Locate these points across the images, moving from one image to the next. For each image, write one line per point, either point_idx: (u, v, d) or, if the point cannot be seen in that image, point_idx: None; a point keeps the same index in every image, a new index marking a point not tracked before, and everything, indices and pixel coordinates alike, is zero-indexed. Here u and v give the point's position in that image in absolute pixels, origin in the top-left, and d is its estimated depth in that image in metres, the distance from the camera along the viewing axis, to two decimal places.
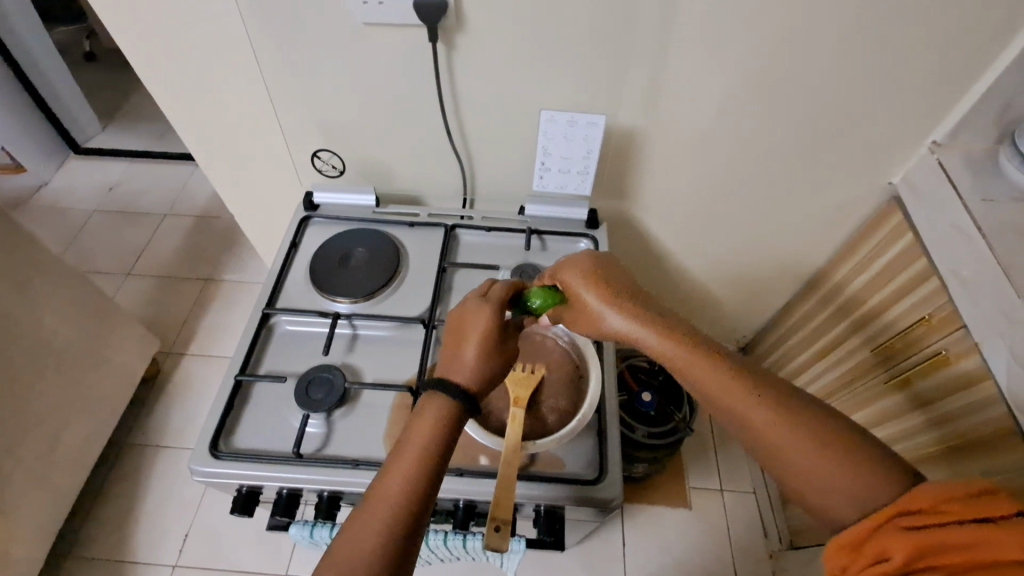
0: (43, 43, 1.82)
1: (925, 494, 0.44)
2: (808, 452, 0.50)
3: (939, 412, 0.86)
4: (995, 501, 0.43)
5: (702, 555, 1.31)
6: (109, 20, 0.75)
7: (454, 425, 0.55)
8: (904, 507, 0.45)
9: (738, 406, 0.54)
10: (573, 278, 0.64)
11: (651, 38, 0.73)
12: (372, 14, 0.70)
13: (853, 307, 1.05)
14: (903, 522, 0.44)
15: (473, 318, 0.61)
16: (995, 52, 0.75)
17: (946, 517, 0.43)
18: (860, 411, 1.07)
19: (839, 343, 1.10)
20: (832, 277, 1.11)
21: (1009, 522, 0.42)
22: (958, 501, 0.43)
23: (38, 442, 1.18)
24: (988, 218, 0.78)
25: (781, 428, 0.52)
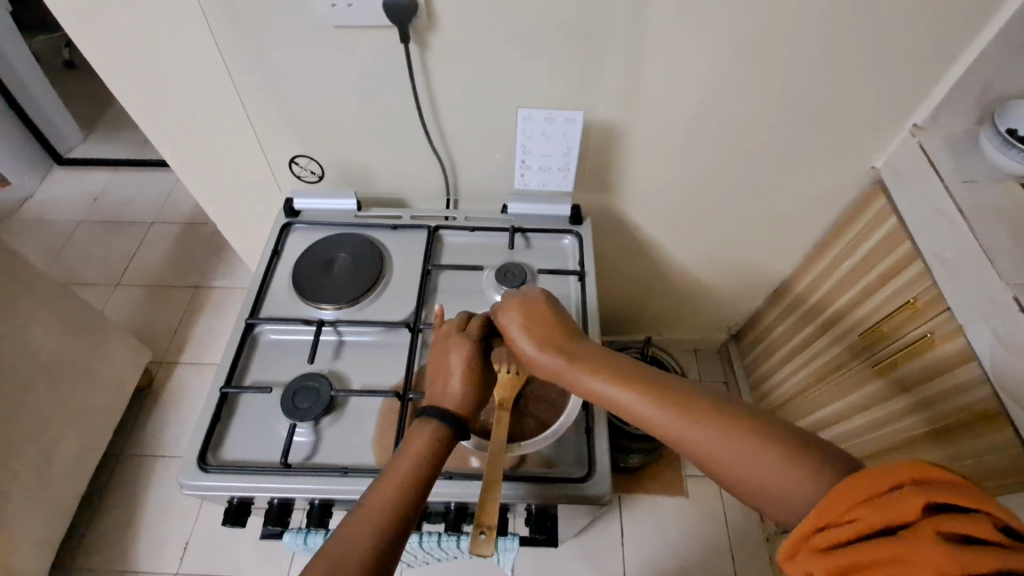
0: (19, 55, 1.79)
1: (836, 504, 0.40)
2: (753, 466, 0.46)
3: (920, 398, 0.88)
4: (901, 499, 0.38)
5: (699, 543, 1.32)
6: (75, 31, 0.74)
7: (443, 450, 0.55)
8: (823, 521, 0.40)
9: (686, 437, 0.50)
10: (509, 328, 0.63)
11: (627, 30, 0.72)
12: (343, 17, 0.69)
13: (829, 301, 1.08)
14: (820, 538, 0.40)
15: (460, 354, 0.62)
16: (970, 34, 0.74)
17: (859, 531, 0.39)
18: (834, 403, 1.09)
19: (808, 345, 1.16)
20: (796, 287, 1.19)
21: (919, 528, 0.37)
22: (866, 507, 0.39)
23: (32, 458, 1.18)
24: (970, 200, 0.78)
25: (717, 445, 0.48)
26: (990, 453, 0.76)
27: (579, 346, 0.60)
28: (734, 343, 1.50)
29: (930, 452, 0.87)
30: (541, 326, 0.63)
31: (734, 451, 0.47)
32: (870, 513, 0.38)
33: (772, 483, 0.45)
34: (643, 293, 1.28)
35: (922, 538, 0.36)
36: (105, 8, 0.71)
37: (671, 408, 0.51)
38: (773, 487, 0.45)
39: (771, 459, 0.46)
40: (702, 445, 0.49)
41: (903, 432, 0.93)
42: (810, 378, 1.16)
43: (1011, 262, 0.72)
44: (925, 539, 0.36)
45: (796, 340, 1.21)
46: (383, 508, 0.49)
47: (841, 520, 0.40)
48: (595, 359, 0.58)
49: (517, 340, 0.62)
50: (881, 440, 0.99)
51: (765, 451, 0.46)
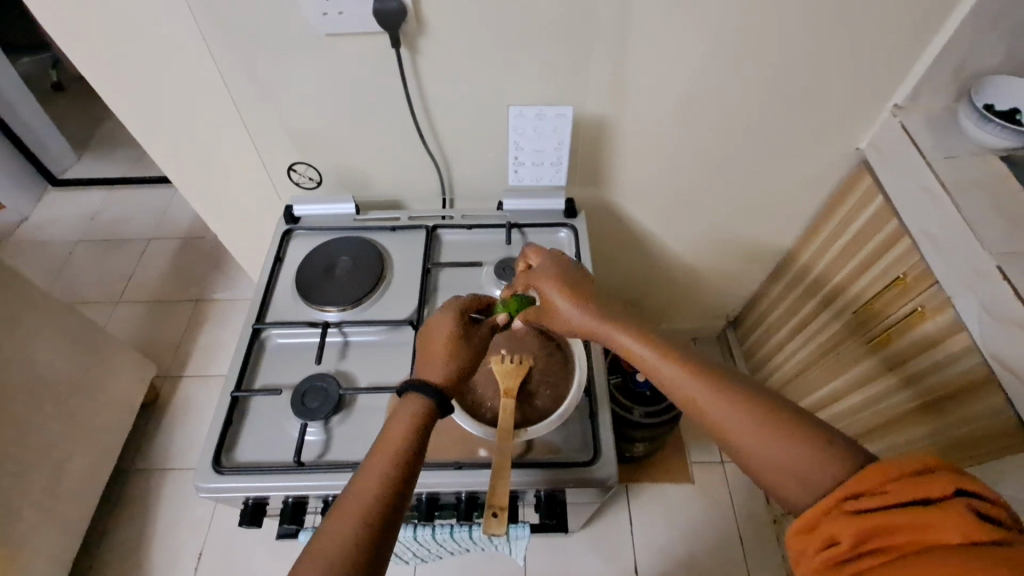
0: (10, 78, 1.81)
1: (869, 476, 0.42)
2: (747, 428, 0.49)
3: (908, 373, 0.90)
4: (936, 480, 0.40)
5: (707, 528, 1.34)
6: (73, 51, 0.76)
7: (429, 421, 0.56)
8: (851, 491, 0.42)
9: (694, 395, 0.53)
10: (547, 285, 0.67)
11: (610, 26, 0.74)
12: (334, 26, 0.71)
13: (820, 286, 1.11)
14: (850, 506, 0.41)
15: (441, 326, 0.65)
16: (944, 14, 0.77)
17: (889, 501, 0.40)
18: (829, 383, 1.12)
19: (810, 321, 1.16)
20: (800, 258, 1.17)
21: (950, 502, 0.38)
22: (900, 482, 0.40)
23: (42, 476, 1.19)
24: (952, 175, 0.80)
25: (717, 405, 0.51)
26: (977, 422, 0.78)
27: (612, 310, 0.63)
28: (732, 329, 1.52)
29: (924, 424, 0.89)
30: (576, 287, 0.66)
31: (733, 415, 0.50)
32: (904, 487, 0.40)
33: (764, 448, 0.47)
34: (640, 283, 1.30)
35: (952, 508, 0.38)
36: (100, 27, 0.73)
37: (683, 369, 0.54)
38: (758, 451, 0.48)
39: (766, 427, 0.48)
40: (703, 404, 0.52)
41: (892, 409, 0.95)
42: (810, 356, 1.17)
43: (993, 233, 0.74)
44: (955, 509, 0.38)
45: (797, 317, 1.21)
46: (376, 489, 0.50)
47: (872, 492, 0.41)
48: (626, 321, 0.61)
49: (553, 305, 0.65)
50: (871, 418, 1.01)
51: (766, 423, 0.48)
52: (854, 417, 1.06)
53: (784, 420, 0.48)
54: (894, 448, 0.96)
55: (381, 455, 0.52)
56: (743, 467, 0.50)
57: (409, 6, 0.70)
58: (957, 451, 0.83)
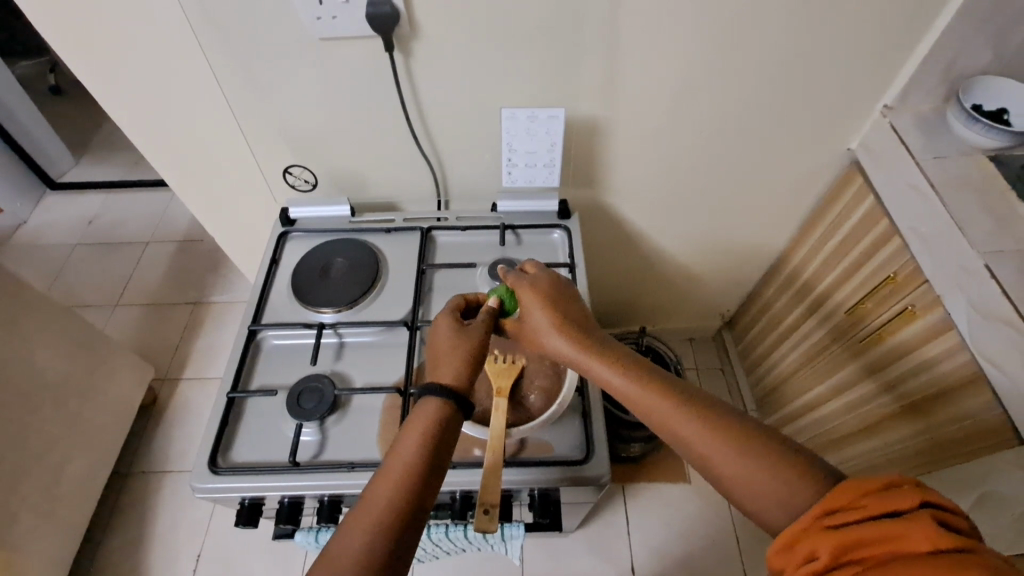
0: (8, 83, 1.81)
1: (845, 492, 0.43)
2: (732, 458, 0.49)
3: (894, 375, 0.92)
4: (904, 492, 0.41)
5: (703, 527, 1.34)
6: (69, 56, 0.76)
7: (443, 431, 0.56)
8: (829, 506, 0.43)
9: (674, 425, 0.53)
10: (526, 300, 0.66)
11: (601, 29, 0.75)
12: (327, 29, 0.72)
13: (813, 287, 1.12)
14: (829, 520, 0.42)
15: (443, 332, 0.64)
16: (932, 15, 0.77)
17: (864, 514, 0.41)
18: (820, 384, 1.12)
19: (798, 325, 1.18)
20: (791, 261, 1.19)
21: (919, 513, 0.40)
22: (874, 496, 0.42)
23: (40, 479, 1.19)
24: (941, 175, 0.81)
25: (701, 436, 0.51)
26: (964, 421, 0.78)
27: (593, 334, 0.63)
28: (728, 329, 1.53)
29: (911, 424, 0.89)
30: (557, 305, 0.65)
31: (715, 446, 0.51)
32: (879, 500, 0.41)
33: (742, 474, 0.49)
34: (635, 284, 1.30)
35: (924, 520, 0.39)
36: (97, 32, 0.73)
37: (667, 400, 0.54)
38: (740, 480, 0.49)
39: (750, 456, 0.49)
40: (688, 434, 0.52)
41: (875, 412, 0.97)
42: (802, 356, 1.19)
43: (981, 233, 0.75)
44: (924, 520, 0.39)
45: (784, 321, 1.24)
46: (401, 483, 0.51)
47: (848, 507, 0.42)
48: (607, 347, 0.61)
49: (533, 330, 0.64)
50: (859, 419, 1.02)
51: (750, 456, 0.49)
52: (843, 419, 1.07)
53: (767, 454, 0.49)
54: (886, 447, 0.97)
55: (406, 450, 0.54)
56: (724, 493, 0.51)
57: (402, 10, 0.71)
58: (946, 449, 0.83)
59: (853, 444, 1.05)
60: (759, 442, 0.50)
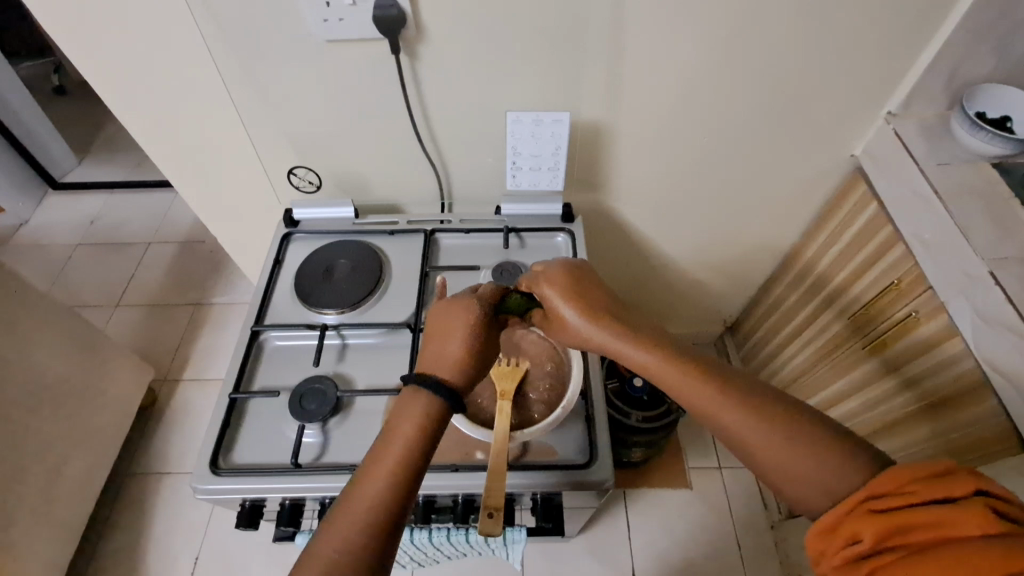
0: (11, 83, 1.82)
1: (890, 477, 0.43)
2: (768, 435, 0.49)
3: (909, 376, 0.90)
4: (955, 480, 0.42)
5: (704, 533, 1.34)
6: (75, 56, 0.77)
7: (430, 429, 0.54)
8: (874, 491, 0.43)
9: (709, 409, 0.52)
10: (548, 292, 0.64)
11: (606, 34, 0.75)
12: (334, 31, 0.72)
13: (824, 285, 1.09)
14: (873, 504, 0.43)
15: (457, 314, 0.63)
16: (936, 22, 0.78)
17: (911, 499, 0.42)
18: (834, 384, 1.10)
19: (813, 320, 1.14)
20: (806, 252, 1.14)
21: (968, 501, 0.41)
22: (922, 483, 0.42)
23: (39, 479, 1.19)
24: (945, 181, 0.81)
25: (733, 412, 0.51)
26: (975, 426, 0.78)
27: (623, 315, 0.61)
28: (730, 334, 1.53)
29: (922, 425, 0.90)
30: (582, 294, 0.63)
31: (754, 430, 0.50)
32: (926, 487, 0.42)
33: (782, 458, 0.48)
34: (638, 288, 1.30)
35: (974, 507, 0.40)
36: (104, 32, 0.73)
37: (698, 375, 0.54)
38: (781, 466, 0.48)
39: (784, 437, 0.49)
40: (717, 414, 0.52)
41: (893, 410, 0.96)
42: (810, 360, 1.17)
43: (985, 239, 0.75)
44: (974, 507, 0.40)
45: (796, 319, 1.20)
46: (386, 484, 0.50)
47: (893, 492, 0.43)
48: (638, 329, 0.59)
49: (556, 304, 0.63)
50: (873, 419, 1.02)
51: (793, 442, 0.48)
52: (856, 419, 1.06)
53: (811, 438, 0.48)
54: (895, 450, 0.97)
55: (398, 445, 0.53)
56: (761, 478, 0.50)
57: (408, 12, 0.71)
58: (951, 455, 0.83)
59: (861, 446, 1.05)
60: (792, 422, 0.50)
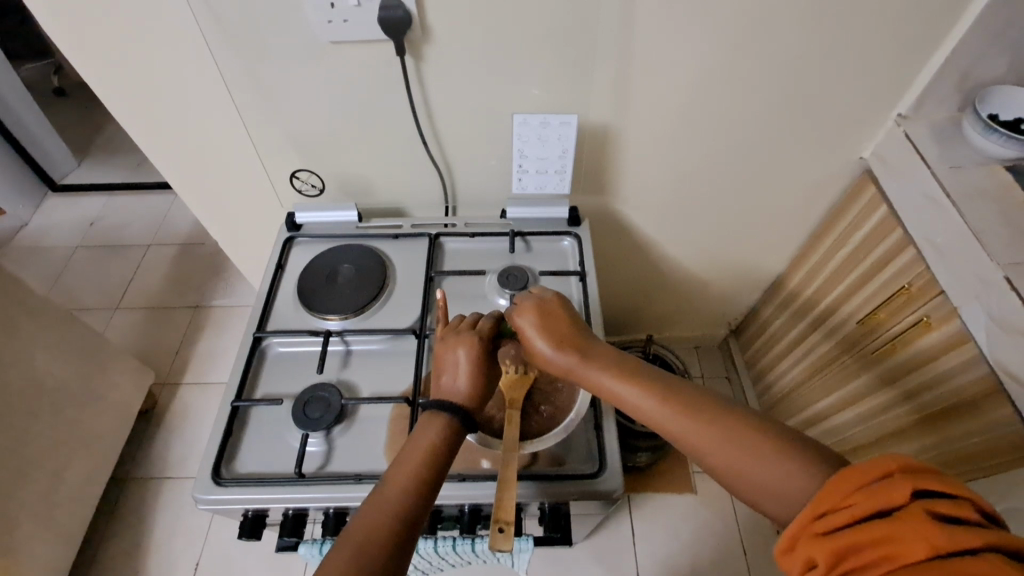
0: (12, 85, 1.81)
1: (834, 492, 0.41)
2: (737, 451, 0.49)
3: (909, 386, 0.90)
4: (894, 484, 0.40)
5: (709, 538, 1.32)
6: (74, 57, 0.75)
7: (450, 441, 0.57)
8: (822, 508, 0.42)
9: (696, 443, 0.51)
10: (524, 324, 0.64)
11: (614, 35, 0.74)
12: (339, 33, 0.71)
13: (810, 308, 1.15)
14: (820, 525, 0.41)
15: (459, 349, 0.65)
16: (951, 21, 0.76)
17: (856, 515, 0.40)
18: (830, 396, 1.11)
19: (800, 342, 1.20)
20: (788, 284, 1.22)
21: (909, 510, 0.38)
22: (862, 494, 0.40)
23: (38, 485, 1.17)
24: (957, 184, 0.80)
25: (703, 434, 0.51)
26: (985, 433, 0.77)
27: (593, 347, 0.62)
28: (734, 338, 1.52)
29: (928, 435, 0.87)
30: (553, 325, 0.64)
31: (740, 458, 0.48)
32: (866, 498, 0.40)
33: (775, 482, 0.46)
34: (643, 292, 1.29)
35: (916, 517, 0.38)
36: (105, 34, 0.72)
37: (665, 399, 0.54)
38: (772, 490, 0.46)
39: (751, 451, 0.48)
40: (700, 445, 0.51)
41: (892, 421, 0.95)
42: (813, 366, 1.16)
43: (999, 243, 0.74)
44: (918, 519, 0.38)
45: (789, 336, 1.25)
46: (401, 495, 0.51)
47: (839, 508, 0.41)
48: (610, 361, 0.60)
49: (530, 337, 0.63)
50: (870, 430, 1.01)
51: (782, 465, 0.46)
52: (853, 431, 1.06)
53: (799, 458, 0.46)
54: None
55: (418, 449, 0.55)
56: (762, 510, 0.48)
57: (415, 15, 0.70)
58: (963, 462, 0.82)
59: (868, 455, 1.02)
60: (773, 442, 0.48)
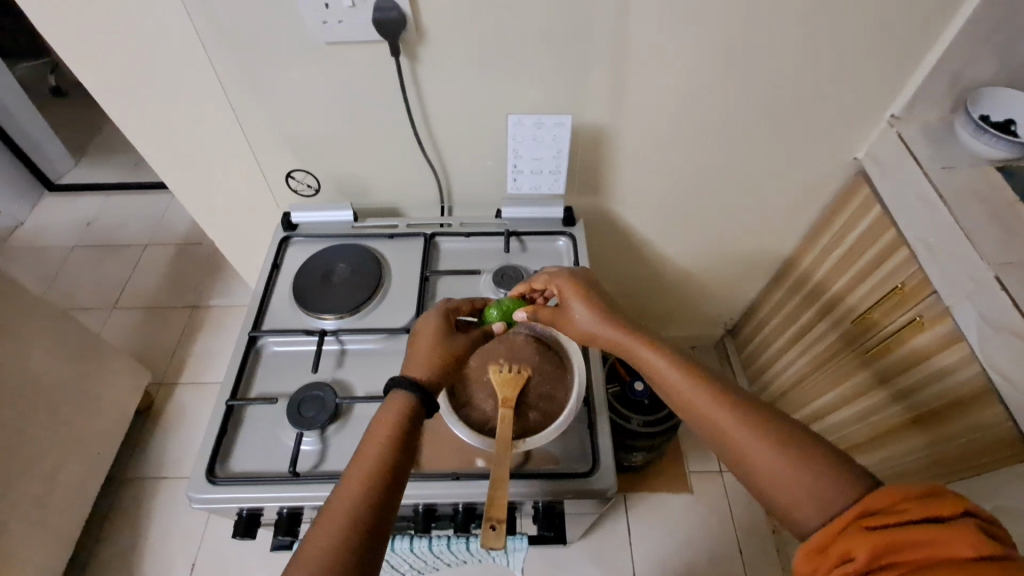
0: (8, 85, 1.81)
1: (882, 495, 0.42)
2: (754, 440, 0.49)
3: (902, 386, 0.90)
4: (944, 500, 0.41)
5: (705, 538, 1.33)
6: (69, 57, 0.75)
7: (408, 426, 0.55)
8: (867, 508, 0.42)
9: (705, 410, 0.53)
10: (566, 289, 0.68)
11: (608, 36, 0.74)
12: (332, 33, 0.71)
13: (820, 293, 1.10)
14: (866, 522, 0.41)
15: (427, 326, 0.67)
16: (943, 24, 0.77)
17: (905, 517, 0.40)
18: (825, 394, 1.11)
19: (810, 329, 1.15)
20: (798, 267, 1.17)
21: (959, 521, 0.39)
22: (912, 502, 0.41)
23: (33, 485, 1.17)
24: (949, 185, 0.80)
25: (716, 405, 0.53)
26: (976, 432, 0.77)
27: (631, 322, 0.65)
28: (730, 338, 1.52)
29: (922, 434, 0.88)
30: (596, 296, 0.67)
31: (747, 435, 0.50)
32: (916, 505, 0.41)
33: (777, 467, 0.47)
34: (639, 292, 1.30)
35: (966, 527, 0.39)
36: (100, 34, 0.72)
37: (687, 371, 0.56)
38: (771, 474, 0.47)
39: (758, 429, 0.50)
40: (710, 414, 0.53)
41: (886, 421, 0.95)
42: (809, 365, 1.17)
43: (991, 243, 0.74)
44: (966, 527, 0.39)
45: (787, 332, 1.24)
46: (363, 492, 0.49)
47: (886, 510, 0.42)
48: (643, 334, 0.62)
49: (570, 302, 0.67)
50: (863, 429, 1.01)
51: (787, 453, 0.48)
52: (848, 431, 1.06)
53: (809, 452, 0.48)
54: (896, 458, 0.94)
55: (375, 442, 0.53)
56: (755, 490, 0.49)
57: (409, 15, 0.70)
58: (954, 462, 0.82)
59: (863, 454, 1.03)
60: (787, 432, 0.49)
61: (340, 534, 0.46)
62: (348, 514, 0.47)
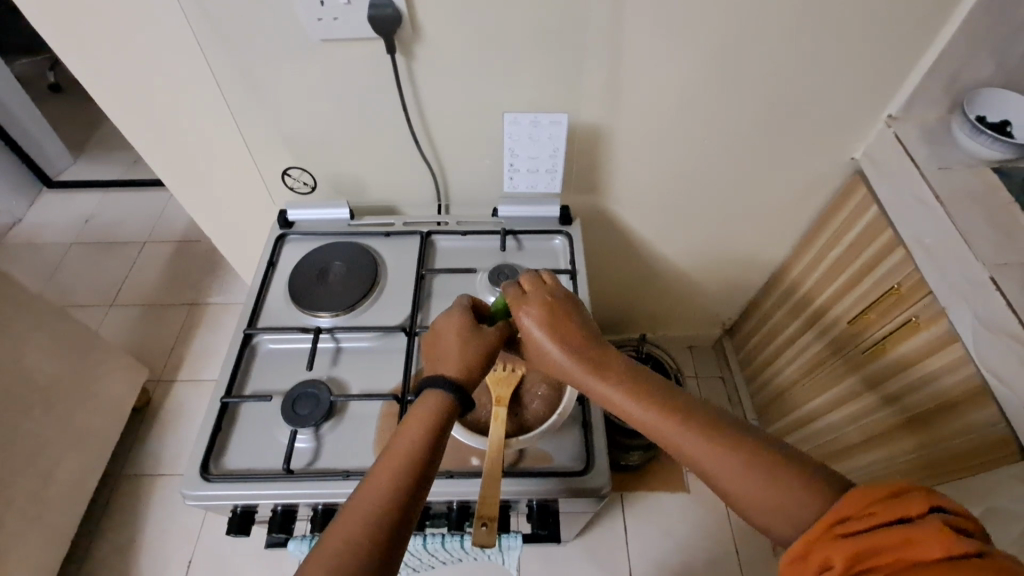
0: (6, 80, 1.81)
1: (854, 498, 0.42)
2: (740, 475, 0.48)
3: (898, 386, 0.90)
4: (912, 499, 0.41)
5: (701, 538, 1.33)
6: (65, 54, 0.75)
7: (441, 427, 0.54)
8: (840, 515, 0.42)
9: (686, 447, 0.51)
10: (529, 317, 0.60)
11: (603, 35, 0.74)
12: (327, 30, 0.71)
13: (810, 299, 1.13)
14: (841, 529, 0.41)
15: (449, 325, 0.63)
16: (940, 24, 0.77)
17: (876, 521, 0.40)
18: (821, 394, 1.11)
19: (800, 334, 1.17)
20: (790, 272, 1.18)
21: (928, 519, 0.39)
22: (882, 503, 0.41)
23: (29, 481, 1.17)
24: (946, 186, 0.80)
25: (698, 443, 0.50)
26: (971, 433, 0.77)
27: (596, 350, 0.59)
28: (728, 337, 1.52)
29: (916, 436, 0.88)
30: (560, 323, 0.60)
31: (733, 468, 0.48)
32: (886, 507, 0.40)
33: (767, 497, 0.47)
34: (636, 291, 1.29)
35: (934, 525, 0.38)
36: (95, 31, 0.72)
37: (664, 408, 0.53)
38: (759, 500, 0.47)
39: (743, 462, 0.48)
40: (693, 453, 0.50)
41: (881, 422, 0.95)
42: (805, 365, 1.16)
43: (987, 245, 0.74)
44: (933, 525, 0.38)
45: (784, 332, 1.24)
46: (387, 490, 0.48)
47: (858, 514, 0.41)
48: (611, 366, 0.57)
49: (534, 333, 0.60)
50: (858, 430, 1.01)
51: (776, 478, 0.47)
52: (842, 432, 1.06)
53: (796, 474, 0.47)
54: (891, 458, 0.94)
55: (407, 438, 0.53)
56: (744, 514, 0.49)
57: (404, 13, 0.70)
58: (947, 464, 0.82)
59: (857, 455, 1.02)
60: (772, 458, 0.48)
61: (358, 533, 0.45)
62: (370, 513, 0.47)
